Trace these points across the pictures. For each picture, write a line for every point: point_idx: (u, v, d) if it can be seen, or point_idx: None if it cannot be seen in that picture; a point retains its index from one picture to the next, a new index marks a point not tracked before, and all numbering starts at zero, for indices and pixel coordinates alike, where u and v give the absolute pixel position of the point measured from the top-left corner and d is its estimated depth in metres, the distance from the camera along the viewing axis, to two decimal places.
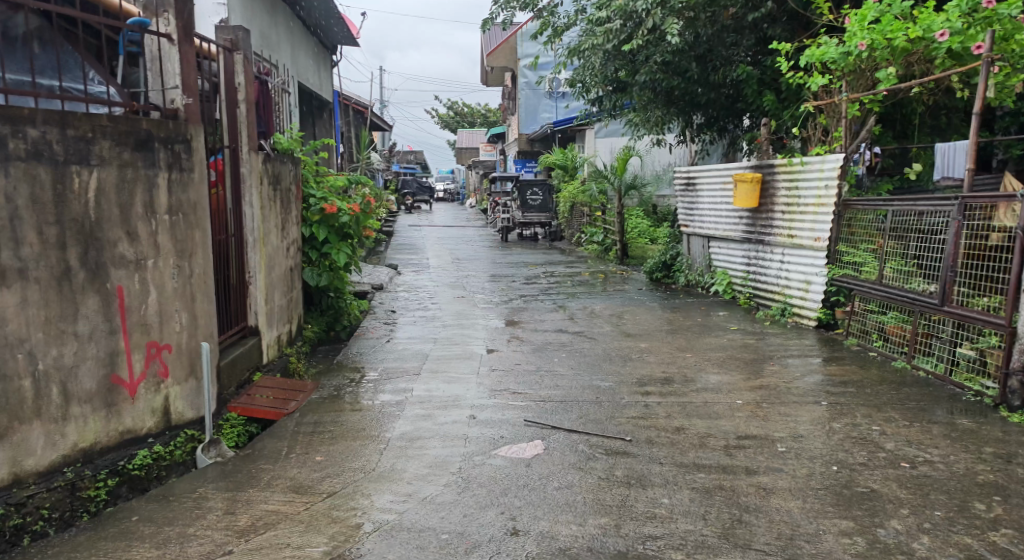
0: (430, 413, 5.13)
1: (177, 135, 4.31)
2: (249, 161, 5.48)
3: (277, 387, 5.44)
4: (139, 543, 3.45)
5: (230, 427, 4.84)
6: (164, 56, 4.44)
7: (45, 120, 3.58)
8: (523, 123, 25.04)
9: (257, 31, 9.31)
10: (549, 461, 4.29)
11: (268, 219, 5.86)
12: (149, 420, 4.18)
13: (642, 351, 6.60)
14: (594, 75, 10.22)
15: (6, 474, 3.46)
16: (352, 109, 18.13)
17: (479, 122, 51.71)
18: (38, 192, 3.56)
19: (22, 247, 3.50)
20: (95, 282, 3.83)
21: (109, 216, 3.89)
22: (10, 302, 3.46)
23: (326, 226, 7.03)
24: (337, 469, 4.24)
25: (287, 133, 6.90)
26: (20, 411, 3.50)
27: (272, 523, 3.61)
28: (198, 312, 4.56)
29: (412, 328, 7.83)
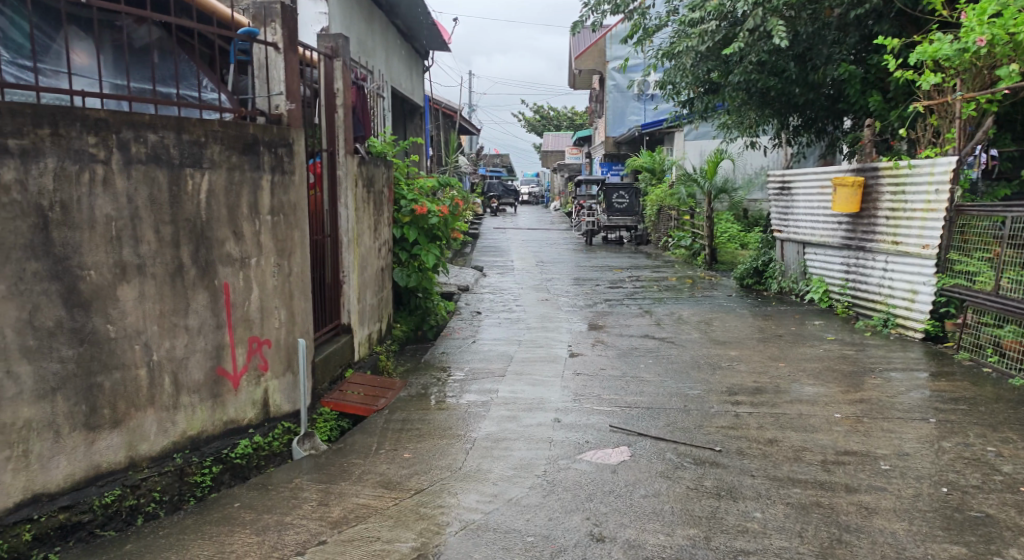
0: (515, 415, 5.16)
1: (281, 139, 4.50)
2: (345, 164, 5.65)
3: (367, 384, 5.59)
4: (241, 529, 3.60)
5: (323, 421, 5.01)
6: (269, 64, 4.65)
7: (163, 125, 3.78)
8: (611, 126, 24.89)
9: (356, 39, 9.67)
10: (636, 468, 4.23)
11: (362, 220, 6.04)
12: (250, 412, 4.38)
13: (732, 360, 6.43)
14: (686, 77, 10.07)
15: (123, 457, 3.67)
16: (441, 113, 18.52)
17: (563, 125, 51.67)
18: (156, 193, 3.77)
19: (141, 244, 3.71)
20: (205, 279, 4.04)
21: (218, 216, 4.10)
22: (130, 296, 3.67)
23: (416, 227, 7.19)
24: (425, 467, 4.32)
25: (381, 137, 7.11)
26: (136, 399, 3.71)
27: (363, 517, 3.71)
28: (296, 308, 4.75)
29: (497, 330, 7.90)
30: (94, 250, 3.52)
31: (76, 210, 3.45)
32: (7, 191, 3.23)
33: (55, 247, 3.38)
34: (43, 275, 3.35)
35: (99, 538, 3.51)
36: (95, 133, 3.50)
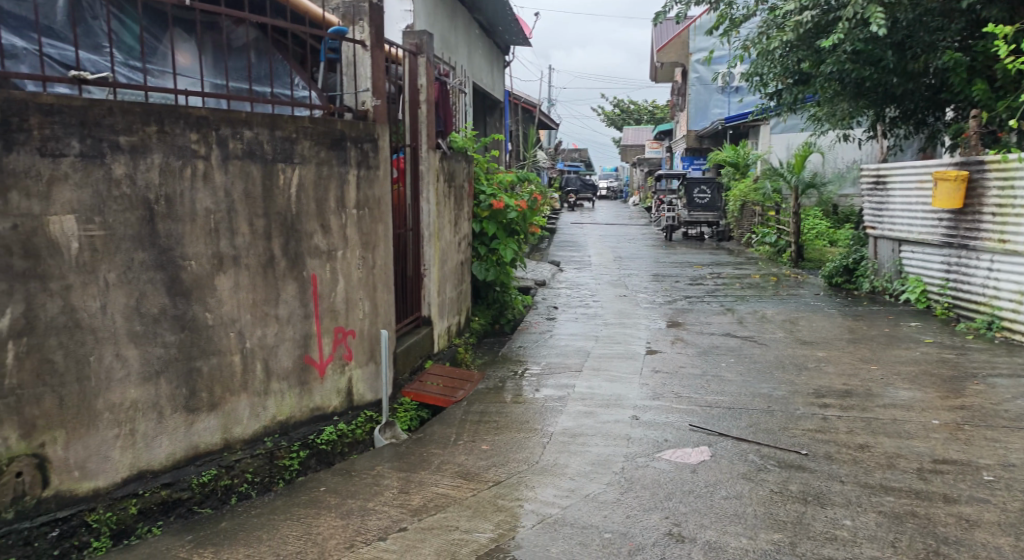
0: (593, 411, 5.13)
1: (367, 135, 4.61)
2: (427, 159, 5.76)
3: (446, 375, 5.69)
4: (327, 512, 3.72)
5: (404, 411, 5.12)
6: (357, 62, 4.78)
7: (259, 122, 3.93)
8: (693, 120, 24.36)
9: (439, 35, 9.80)
10: (717, 469, 4.14)
11: (443, 214, 6.13)
12: (335, 400, 4.53)
13: (819, 361, 6.19)
14: (774, 68, 9.75)
15: (218, 439, 3.85)
16: (521, 108, 18.59)
17: (642, 119, 50.95)
18: (250, 187, 3.92)
19: (237, 236, 3.88)
20: (294, 270, 4.20)
21: (307, 210, 4.24)
22: (226, 286, 3.84)
23: (494, 222, 7.27)
24: (503, 459, 4.36)
25: (462, 132, 7.20)
26: (231, 383, 3.89)
27: (442, 506, 3.77)
28: (379, 300, 4.87)
29: (574, 325, 7.88)
30: (194, 241, 3.68)
31: (179, 204, 3.61)
32: (118, 184, 3.39)
33: (160, 238, 3.55)
34: (149, 265, 3.51)
35: (197, 515, 3.68)
36: (196, 130, 3.65)
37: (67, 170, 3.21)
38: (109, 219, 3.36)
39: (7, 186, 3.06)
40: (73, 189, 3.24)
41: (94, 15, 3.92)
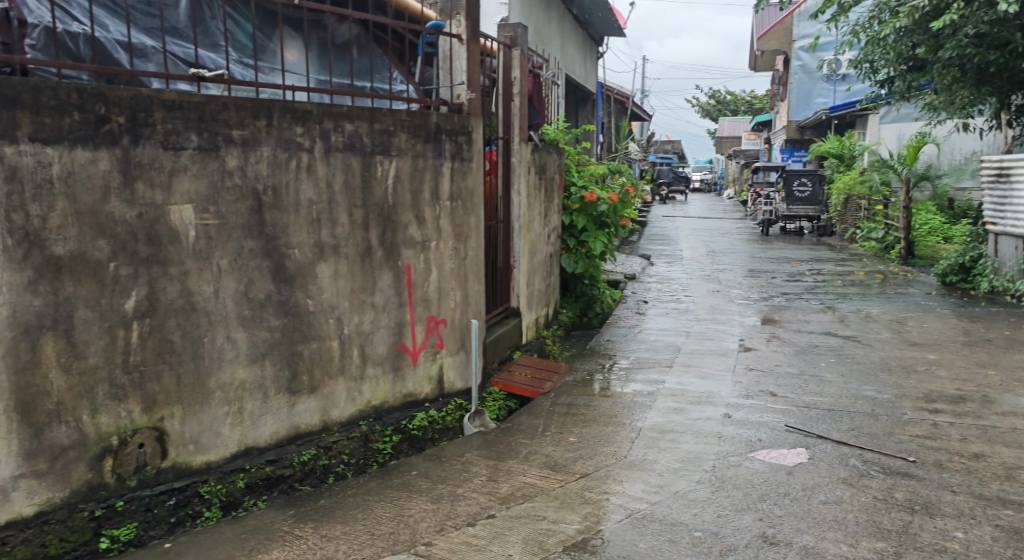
0: (683, 407, 5.04)
1: (460, 127, 4.69)
2: (519, 151, 5.79)
3: (534, 366, 5.72)
4: (418, 496, 3.82)
5: (493, 400, 5.19)
6: (454, 56, 4.84)
7: (359, 116, 4.06)
8: (794, 109, 23.48)
9: (535, 27, 9.83)
10: (814, 472, 3.99)
11: (533, 206, 6.15)
12: (426, 387, 4.64)
13: (929, 364, 5.85)
14: (886, 53, 9.24)
15: (318, 420, 4.02)
16: (614, 99, 18.43)
17: (739, 109, 49.34)
18: (350, 178, 4.06)
19: (337, 227, 4.03)
20: (390, 259, 4.32)
21: (402, 202, 4.36)
22: (326, 274, 3.99)
23: (585, 214, 7.23)
24: (590, 452, 4.35)
25: (554, 124, 7.19)
26: (330, 367, 4.05)
27: (530, 496, 3.80)
28: (470, 290, 4.95)
29: (664, 320, 7.75)
30: (298, 231, 3.85)
31: (285, 194, 3.78)
32: (231, 176, 3.56)
33: (267, 227, 3.72)
34: (257, 252, 3.69)
35: (298, 491, 3.86)
36: (302, 124, 3.80)
37: (186, 162, 3.41)
38: (222, 209, 3.55)
39: (134, 177, 3.26)
40: (191, 180, 3.44)
41: (212, 15, 4.23)
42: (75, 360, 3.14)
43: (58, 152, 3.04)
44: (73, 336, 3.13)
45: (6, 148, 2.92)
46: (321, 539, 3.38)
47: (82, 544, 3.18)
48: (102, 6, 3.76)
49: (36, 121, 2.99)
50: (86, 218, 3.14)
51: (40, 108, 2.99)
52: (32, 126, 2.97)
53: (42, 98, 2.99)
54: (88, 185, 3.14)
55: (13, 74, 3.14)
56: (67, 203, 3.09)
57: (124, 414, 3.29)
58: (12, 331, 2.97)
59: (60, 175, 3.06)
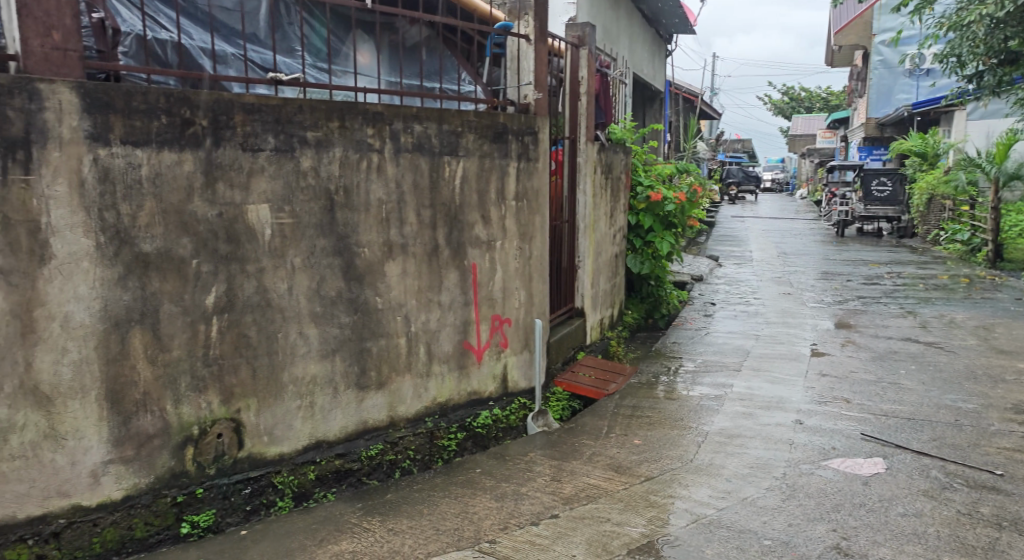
0: (752, 412, 4.92)
1: (527, 127, 4.70)
2: (584, 151, 5.76)
3: (599, 367, 5.68)
4: (483, 493, 3.85)
5: (556, 400, 5.19)
6: (521, 56, 4.86)
7: (427, 117, 4.13)
8: (873, 107, 22.67)
9: (602, 26, 9.77)
10: (892, 483, 3.84)
11: (599, 206, 6.11)
12: (490, 385, 4.68)
13: (1019, 373, 5.54)
14: (974, 46, 8.79)
15: (385, 416, 4.10)
16: (682, 97, 18.14)
17: (814, 107, 47.85)
18: (419, 179, 4.13)
19: (406, 226, 4.10)
20: (456, 259, 4.37)
21: (469, 202, 4.40)
22: (395, 272, 4.07)
23: (651, 214, 7.14)
24: (655, 455, 4.29)
25: (621, 123, 7.13)
26: (397, 364, 4.13)
27: (593, 497, 3.78)
28: (534, 290, 4.95)
29: (732, 323, 7.57)
30: (368, 230, 3.93)
31: (356, 194, 3.87)
32: (305, 176, 3.67)
33: (338, 226, 3.81)
34: (328, 251, 3.79)
35: (366, 485, 3.95)
36: (373, 125, 3.89)
37: (264, 163, 3.52)
38: (297, 209, 3.65)
39: (216, 177, 3.39)
40: (268, 181, 3.55)
41: (290, 21, 4.37)
42: (159, 353, 3.29)
43: (147, 154, 3.19)
44: (159, 329, 3.28)
45: (100, 150, 3.07)
46: (389, 532, 3.45)
47: (165, 529, 3.34)
48: (187, 15, 3.94)
49: (127, 124, 3.13)
50: (172, 216, 3.28)
51: (131, 112, 3.14)
52: (124, 129, 3.13)
53: (132, 102, 3.14)
54: (174, 185, 3.28)
55: (105, 80, 3.33)
56: (154, 203, 3.23)
57: (204, 405, 3.43)
58: (103, 324, 3.13)
59: (148, 176, 3.21)
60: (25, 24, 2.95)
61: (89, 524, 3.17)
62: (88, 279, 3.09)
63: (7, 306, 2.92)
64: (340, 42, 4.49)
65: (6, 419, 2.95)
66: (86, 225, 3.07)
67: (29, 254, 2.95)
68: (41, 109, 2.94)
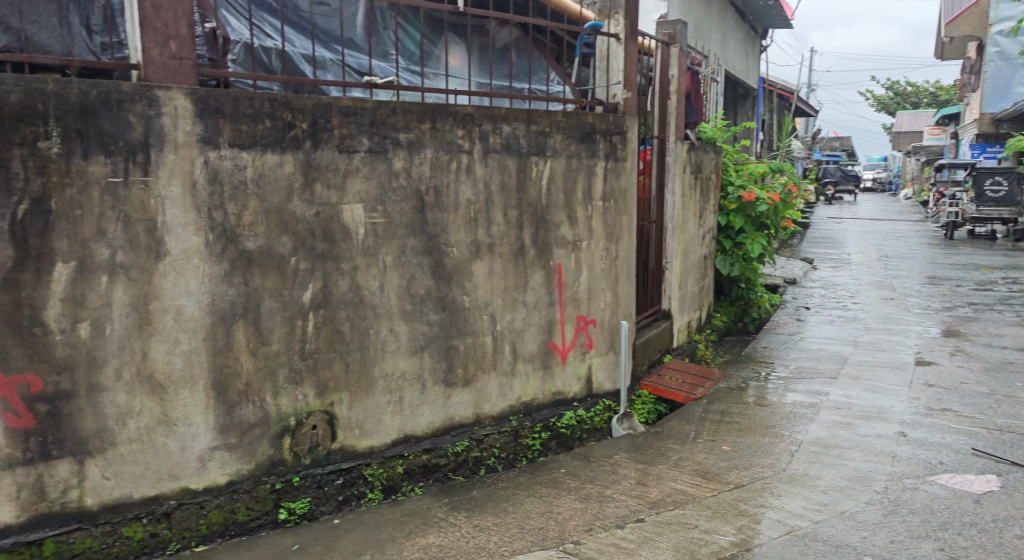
0: (850, 422, 4.70)
1: (616, 127, 4.66)
2: (674, 151, 5.67)
3: (685, 371, 5.56)
4: (567, 494, 3.84)
5: (642, 403, 5.12)
6: (611, 55, 4.82)
7: (516, 117, 4.15)
8: (988, 101, 21.32)
9: (693, 24, 9.57)
10: (1007, 503, 3.59)
11: (688, 206, 5.99)
12: (575, 386, 4.66)
13: None
14: None
15: (471, 413, 4.16)
16: (777, 94, 17.54)
17: (920, 102, 45.31)
18: (507, 179, 4.16)
19: (493, 226, 4.14)
20: (542, 259, 4.38)
21: (556, 202, 4.40)
22: (482, 272, 4.12)
23: (742, 215, 6.94)
24: (745, 462, 4.17)
25: (712, 122, 6.97)
26: (483, 363, 4.18)
27: (681, 503, 3.71)
28: (621, 291, 4.90)
29: (828, 328, 7.25)
30: (456, 230, 4.00)
31: (446, 195, 3.94)
32: (397, 177, 3.77)
33: (429, 225, 3.89)
34: (419, 250, 3.87)
35: (452, 481, 4.02)
36: (463, 126, 3.95)
37: (359, 164, 3.64)
38: (389, 209, 3.75)
39: (314, 178, 3.53)
40: (362, 181, 3.67)
41: (384, 25, 4.52)
42: (261, 346, 3.45)
43: (252, 156, 3.35)
44: (260, 324, 3.44)
45: (210, 152, 3.25)
46: (474, 528, 3.49)
47: (264, 514, 3.50)
48: (291, 23, 4.14)
49: (235, 127, 3.30)
50: (273, 216, 3.43)
51: (238, 116, 3.30)
52: (232, 132, 3.29)
53: (240, 107, 3.30)
54: (276, 185, 3.43)
55: (216, 86, 3.50)
56: (257, 203, 3.39)
57: (300, 397, 3.57)
58: (211, 318, 3.31)
59: (253, 177, 3.37)
60: (146, 36, 3.15)
61: (196, 507, 3.35)
62: (198, 274, 3.27)
63: (127, 299, 3.13)
64: (431, 45, 4.63)
65: (125, 404, 3.15)
66: (197, 223, 3.25)
67: (145, 251, 3.15)
68: (158, 115, 3.13)
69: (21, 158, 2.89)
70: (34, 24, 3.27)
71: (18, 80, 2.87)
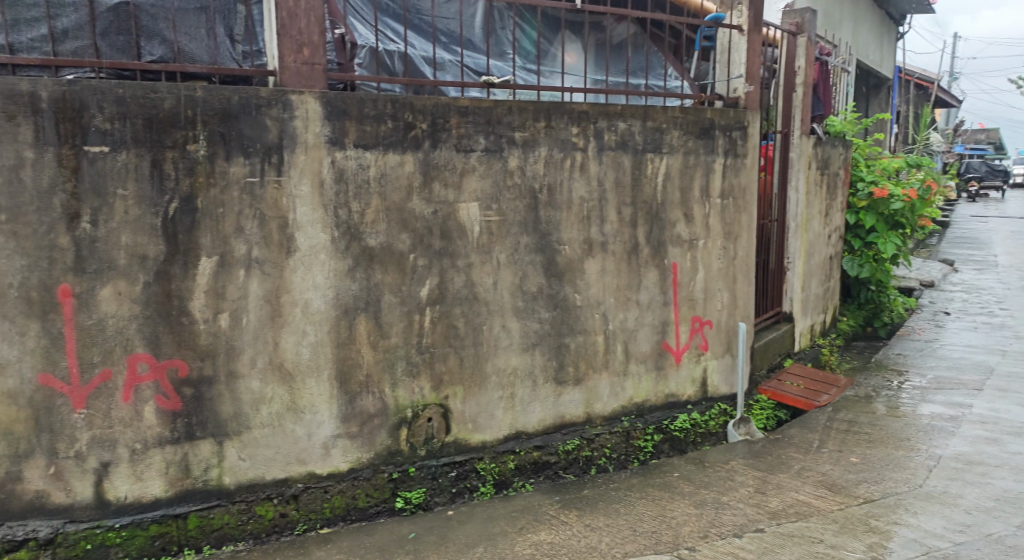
0: (998, 438, 4.31)
1: (736, 122, 4.50)
2: (799, 145, 5.41)
3: (808, 377, 5.28)
4: (682, 498, 3.74)
5: (760, 409, 4.91)
6: (733, 48, 4.67)
7: (632, 114, 4.09)
8: None
9: (822, 11, 9.08)
10: None
11: (813, 204, 5.69)
12: (689, 389, 4.54)
13: None
14: None
15: (582, 412, 4.14)
16: (914, 84, 16.35)
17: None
18: (621, 176, 4.11)
19: (606, 224, 4.10)
20: (657, 257, 4.30)
21: (672, 199, 4.30)
22: (594, 270, 4.09)
23: (874, 213, 6.52)
24: (876, 476, 3.91)
25: (841, 115, 6.59)
26: (595, 362, 4.15)
27: (804, 514, 3.53)
28: (739, 292, 4.72)
29: (970, 335, 6.68)
30: (569, 228, 3.99)
31: (559, 193, 3.93)
32: (512, 176, 3.80)
33: (542, 223, 3.90)
34: (532, 248, 3.89)
35: (562, 479, 4.02)
36: (578, 124, 3.93)
37: (475, 163, 3.70)
38: (503, 207, 3.80)
39: (432, 177, 3.62)
40: (478, 180, 3.73)
41: (502, 26, 4.58)
42: (380, 339, 3.57)
43: (375, 156, 3.48)
44: (380, 318, 3.56)
45: (337, 153, 3.40)
46: (586, 528, 3.47)
47: (383, 502, 3.63)
48: (413, 28, 4.26)
49: (360, 129, 3.44)
50: (394, 214, 3.55)
51: (363, 118, 3.44)
52: (357, 133, 3.43)
53: (364, 109, 3.43)
54: (397, 184, 3.55)
55: (343, 89, 3.67)
56: (379, 201, 3.52)
57: (417, 390, 3.68)
58: (335, 311, 3.47)
59: (375, 176, 3.50)
60: (282, 43, 3.34)
61: (321, 491, 3.52)
62: (324, 269, 3.43)
63: (261, 292, 3.33)
64: (548, 43, 4.68)
65: (258, 391, 3.36)
66: (324, 220, 3.41)
67: (278, 247, 3.34)
68: (292, 118, 3.31)
69: (172, 160, 3.14)
70: (186, 36, 3.54)
71: (171, 88, 3.11)
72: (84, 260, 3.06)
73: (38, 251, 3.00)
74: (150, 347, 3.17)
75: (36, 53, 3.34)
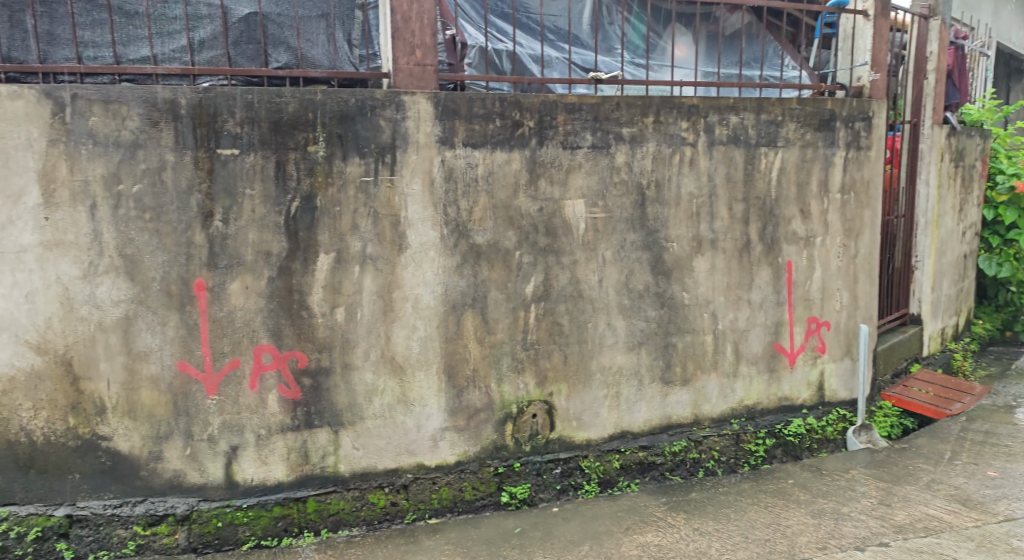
0: None
1: (860, 113, 4.25)
2: (929, 136, 5.05)
3: (938, 384, 4.92)
4: (798, 506, 3.58)
5: (883, 416, 4.59)
6: (857, 33, 4.41)
7: (745, 107, 3.95)
8: None
9: None
10: None
11: (946, 198, 5.30)
12: (805, 392, 4.34)
13: None
14: None
15: (689, 413, 4.04)
16: None
17: None
18: (733, 171, 3.97)
19: (716, 221, 3.98)
20: (770, 255, 4.13)
21: (787, 194, 4.12)
22: (703, 267, 3.98)
23: (1015, 208, 6.00)
24: (1018, 493, 3.59)
25: (978, 102, 6.12)
26: (703, 362, 4.04)
27: (934, 530, 3.30)
28: (860, 292, 4.46)
29: None
30: (678, 224, 3.90)
31: (667, 189, 3.85)
32: (619, 172, 3.76)
33: (649, 220, 3.84)
34: (639, 245, 3.83)
35: (669, 481, 3.94)
36: (687, 118, 3.84)
37: (581, 160, 3.68)
38: (610, 204, 3.76)
39: (539, 174, 3.63)
40: (584, 177, 3.71)
41: (610, 21, 4.54)
42: (487, 335, 3.62)
43: (483, 155, 3.53)
44: (487, 314, 3.61)
45: (446, 152, 3.48)
46: (695, 532, 3.39)
47: (489, 495, 3.68)
48: (522, 26, 4.30)
49: (468, 128, 3.49)
50: (501, 211, 3.59)
51: (471, 117, 3.49)
52: (466, 132, 3.49)
53: (473, 108, 3.49)
54: (504, 182, 3.58)
55: (453, 89, 3.74)
56: (487, 199, 3.57)
57: (522, 386, 3.71)
58: (443, 307, 3.55)
59: (483, 175, 3.55)
60: (396, 47, 3.45)
61: (429, 481, 3.61)
62: (434, 266, 3.51)
63: (374, 287, 3.45)
64: (658, 37, 4.59)
65: (371, 383, 3.49)
66: (434, 218, 3.50)
67: (391, 244, 3.45)
68: (404, 119, 3.41)
69: (295, 161, 3.31)
70: (308, 42, 3.74)
71: (294, 93, 3.28)
72: (216, 256, 3.27)
73: (177, 247, 3.23)
74: (273, 339, 3.36)
75: (178, 63, 3.61)
